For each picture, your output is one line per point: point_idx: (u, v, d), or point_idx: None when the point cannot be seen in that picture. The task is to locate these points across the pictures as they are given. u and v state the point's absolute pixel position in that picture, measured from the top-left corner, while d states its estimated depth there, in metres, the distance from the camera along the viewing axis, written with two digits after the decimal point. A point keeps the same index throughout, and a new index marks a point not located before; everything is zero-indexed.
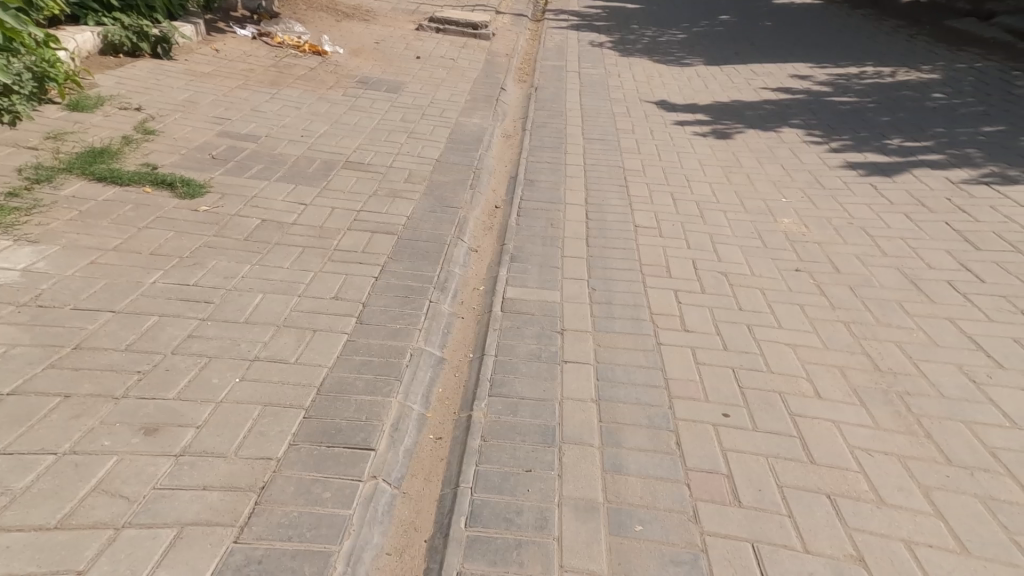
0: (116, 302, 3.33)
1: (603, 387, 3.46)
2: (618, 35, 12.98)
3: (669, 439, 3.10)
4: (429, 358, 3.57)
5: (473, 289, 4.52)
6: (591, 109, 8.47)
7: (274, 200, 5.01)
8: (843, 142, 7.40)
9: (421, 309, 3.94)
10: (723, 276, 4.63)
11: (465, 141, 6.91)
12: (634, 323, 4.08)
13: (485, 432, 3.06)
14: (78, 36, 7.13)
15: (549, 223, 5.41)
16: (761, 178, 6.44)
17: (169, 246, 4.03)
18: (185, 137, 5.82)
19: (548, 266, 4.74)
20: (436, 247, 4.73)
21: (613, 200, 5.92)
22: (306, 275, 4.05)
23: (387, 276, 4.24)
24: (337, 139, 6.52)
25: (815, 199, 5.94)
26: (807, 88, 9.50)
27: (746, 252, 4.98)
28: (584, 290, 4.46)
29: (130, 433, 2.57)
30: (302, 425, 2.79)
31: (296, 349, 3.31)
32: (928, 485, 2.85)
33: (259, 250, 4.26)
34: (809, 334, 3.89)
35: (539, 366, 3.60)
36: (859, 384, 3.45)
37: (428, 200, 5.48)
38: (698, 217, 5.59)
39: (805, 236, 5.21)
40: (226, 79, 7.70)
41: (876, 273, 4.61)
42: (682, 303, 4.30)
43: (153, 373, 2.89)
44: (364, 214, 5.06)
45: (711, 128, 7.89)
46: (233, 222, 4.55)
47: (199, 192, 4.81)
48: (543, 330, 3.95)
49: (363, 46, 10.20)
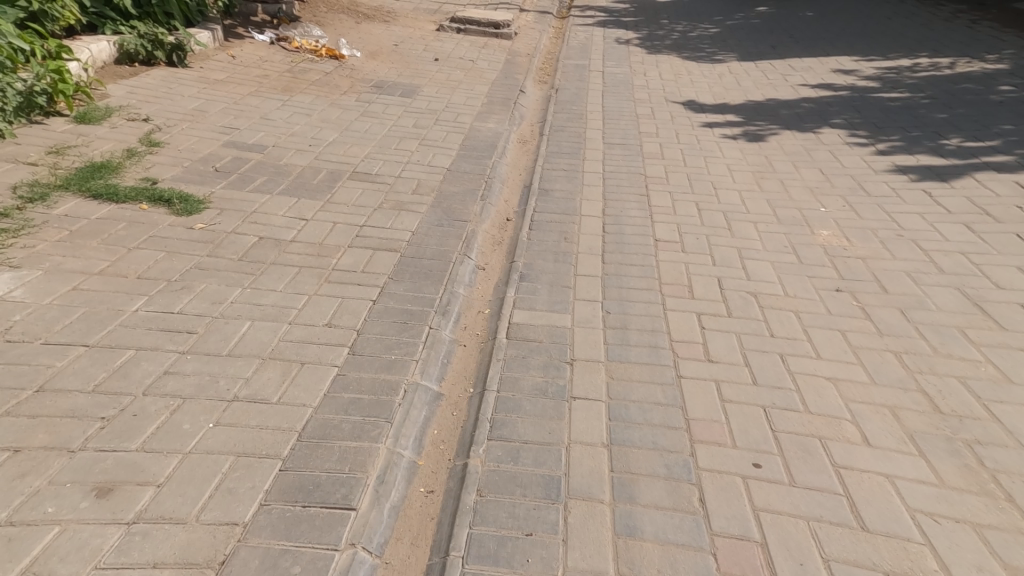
0: (89, 335, 3.20)
1: (614, 428, 3.11)
2: (646, 30, 12.46)
3: (691, 494, 2.71)
4: (424, 395, 3.32)
5: (477, 313, 4.25)
6: (614, 110, 8.06)
7: (273, 215, 4.81)
8: (891, 143, 6.82)
9: (419, 338, 3.69)
10: (753, 297, 4.20)
11: (478, 147, 6.61)
12: (651, 351, 3.70)
13: (481, 485, 2.76)
14: (93, 45, 7.04)
15: (562, 237, 5.08)
16: (797, 185, 5.94)
17: (157, 268, 3.85)
18: (190, 148, 5.65)
19: (559, 286, 4.41)
20: (439, 266, 4.48)
21: (633, 210, 5.54)
22: (298, 300, 3.86)
23: (384, 300, 4.01)
24: (346, 147, 6.29)
25: (858, 208, 5.42)
26: (848, 83, 8.89)
27: (779, 269, 4.54)
28: (597, 313, 4.11)
29: (81, 496, 2.40)
30: (275, 480, 2.58)
31: (280, 387, 3.11)
32: (1015, 566, 2.39)
33: (251, 270, 4.06)
34: (853, 366, 3.42)
35: (545, 405, 3.27)
36: (915, 429, 2.98)
37: (435, 213, 5.23)
38: (726, 229, 5.16)
39: (848, 251, 4.73)
40: (239, 87, 7.54)
41: (932, 293, 4.11)
42: (705, 328, 3.89)
43: (118, 419, 2.74)
44: (365, 229, 4.83)
45: (742, 130, 7.39)
46: (228, 240, 4.35)
47: (197, 208, 4.62)
48: (550, 361, 3.63)
49: (382, 48, 9.97)
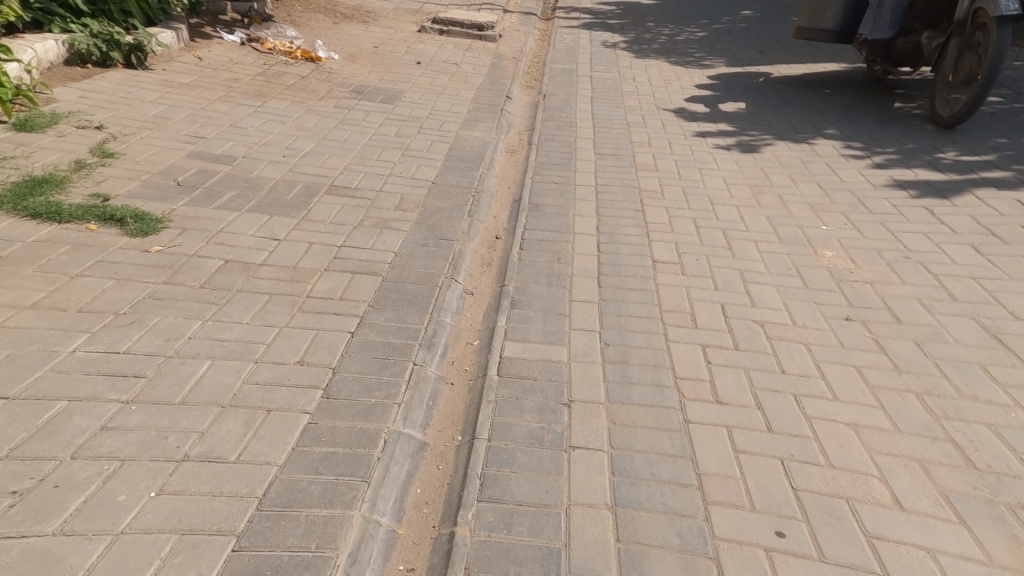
0: (12, 386, 2.85)
1: (618, 485, 2.80)
2: (633, 33, 12.21)
3: (708, 571, 2.40)
4: (408, 445, 2.98)
5: (466, 344, 3.92)
6: (604, 118, 7.76)
7: (242, 235, 4.42)
8: (888, 156, 6.63)
9: (402, 376, 3.36)
10: (759, 326, 3.95)
11: (464, 158, 6.27)
12: (655, 391, 3.42)
13: (469, 562, 2.45)
14: (38, 44, 6.54)
15: (555, 258, 4.79)
16: (795, 201, 5.70)
17: (103, 299, 3.47)
18: (149, 160, 5.22)
19: (553, 315, 4.12)
20: (425, 292, 4.16)
21: (628, 228, 5.26)
22: (267, 333, 3.49)
23: (364, 331, 3.67)
24: (323, 158, 5.90)
25: (861, 226, 5.20)
26: (856, 105, 8.18)
27: (785, 294, 4.29)
28: (595, 346, 3.83)
29: None
30: (226, 566, 2.27)
31: (240, 442, 2.76)
32: None
33: (214, 299, 3.69)
34: (874, 409, 3.14)
35: (541, 457, 2.97)
36: (950, 490, 2.71)
37: (419, 231, 4.90)
38: (726, 250, 4.91)
39: (854, 274, 4.50)
40: (207, 91, 7.10)
41: (947, 323, 3.87)
42: (712, 363, 3.62)
43: (37, 492, 2.41)
44: (344, 250, 4.49)
45: (736, 140, 7.15)
46: (189, 264, 3.96)
47: (153, 228, 4.21)
48: (546, 404, 3.33)
49: (362, 50, 9.57)
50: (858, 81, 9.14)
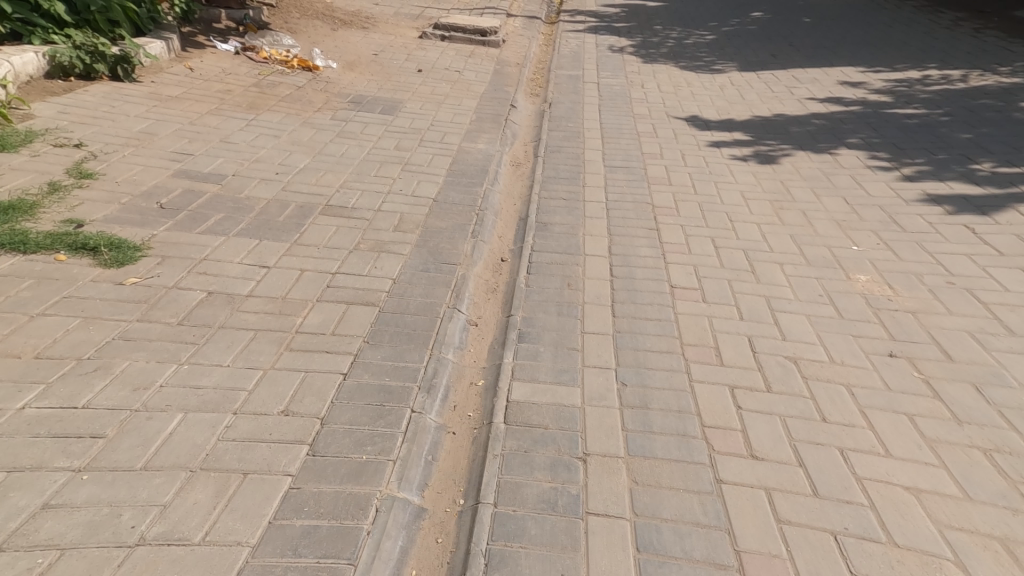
0: None
1: (644, 566, 2.50)
2: (640, 37, 11.84)
3: None
4: (403, 513, 2.61)
5: (469, 385, 3.56)
6: (613, 128, 7.40)
7: (228, 263, 4.08)
8: (917, 167, 6.24)
9: (399, 428, 3.00)
10: (792, 363, 3.65)
11: (467, 172, 5.93)
12: (681, 444, 3.10)
13: None
14: (15, 58, 6.24)
15: (565, 283, 4.42)
16: (821, 218, 5.33)
17: (65, 342, 3.10)
18: (131, 180, 4.90)
19: (565, 349, 3.76)
20: (425, 325, 3.80)
21: (642, 248, 4.89)
22: (250, 377, 3.12)
23: (357, 372, 3.32)
24: (318, 175, 5.57)
25: (895, 247, 4.86)
26: None
27: (818, 327, 3.98)
28: (612, 386, 3.48)
29: None
30: None
31: (208, 518, 2.38)
32: None
33: (193, 337, 3.32)
34: (940, 472, 2.94)
35: (555, 529, 2.61)
36: None
37: (419, 255, 4.55)
38: (750, 273, 4.55)
39: (893, 303, 4.20)
40: (197, 104, 6.77)
41: (1006, 363, 3.63)
42: (742, 410, 3.31)
43: None
44: (338, 278, 4.14)
45: (753, 150, 6.76)
46: (167, 297, 3.60)
47: (130, 257, 3.88)
48: (559, 459, 2.98)
49: (360, 58, 9.26)
50: (879, 86, 8.74)
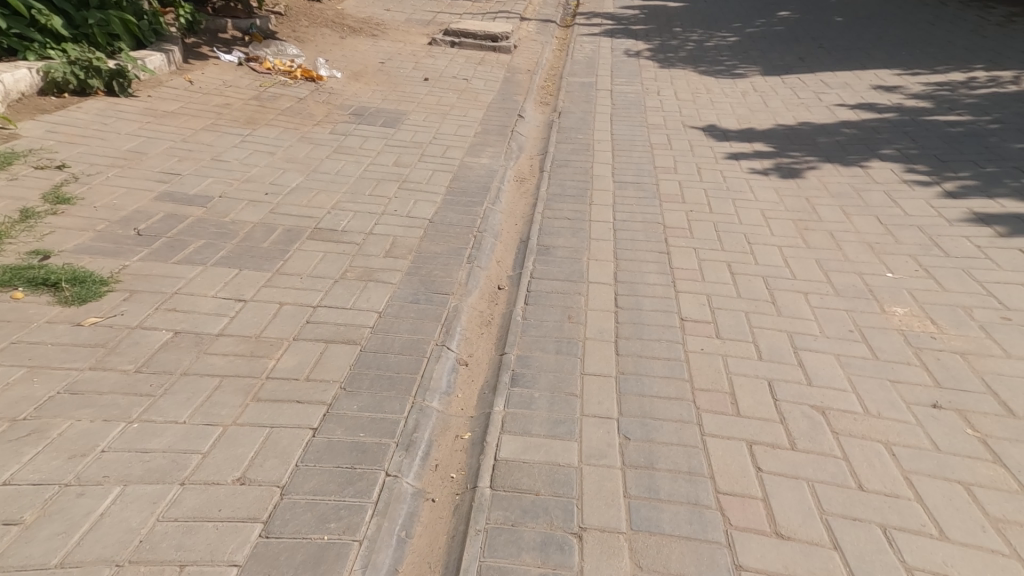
0: None
1: None
2: (658, 40, 11.38)
3: None
4: None
5: (455, 438, 3.19)
6: (626, 139, 6.98)
7: (201, 296, 3.78)
8: (961, 182, 5.71)
9: (369, 498, 2.65)
10: (820, 415, 3.21)
11: (468, 190, 5.58)
12: (694, 517, 2.68)
13: None
14: (7, 75, 6.08)
15: (566, 315, 4.03)
16: (850, 240, 4.85)
17: (2, 401, 2.86)
18: (111, 204, 4.66)
19: (562, 396, 3.36)
20: (410, 368, 3.44)
21: (652, 275, 4.47)
22: (206, 437, 2.81)
23: (329, 427, 2.97)
24: (310, 195, 5.27)
25: (937, 275, 4.38)
26: None
27: (850, 370, 3.52)
28: (615, 441, 3.07)
29: None
30: None
31: None
32: None
33: (149, 389, 3.03)
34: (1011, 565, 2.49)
35: None
36: None
37: (410, 284, 4.20)
38: (770, 304, 4.11)
39: (937, 341, 3.73)
40: (192, 119, 6.54)
41: None
42: (764, 473, 2.89)
43: None
44: (320, 312, 3.81)
45: (774, 163, 6.29)
46: (127, 339, 3.33)
47: (94, 292, 3.61)
48: (550, 536, 2.59)
49: (367, 67, 8.98)
50: (916, 90, 8.16)
